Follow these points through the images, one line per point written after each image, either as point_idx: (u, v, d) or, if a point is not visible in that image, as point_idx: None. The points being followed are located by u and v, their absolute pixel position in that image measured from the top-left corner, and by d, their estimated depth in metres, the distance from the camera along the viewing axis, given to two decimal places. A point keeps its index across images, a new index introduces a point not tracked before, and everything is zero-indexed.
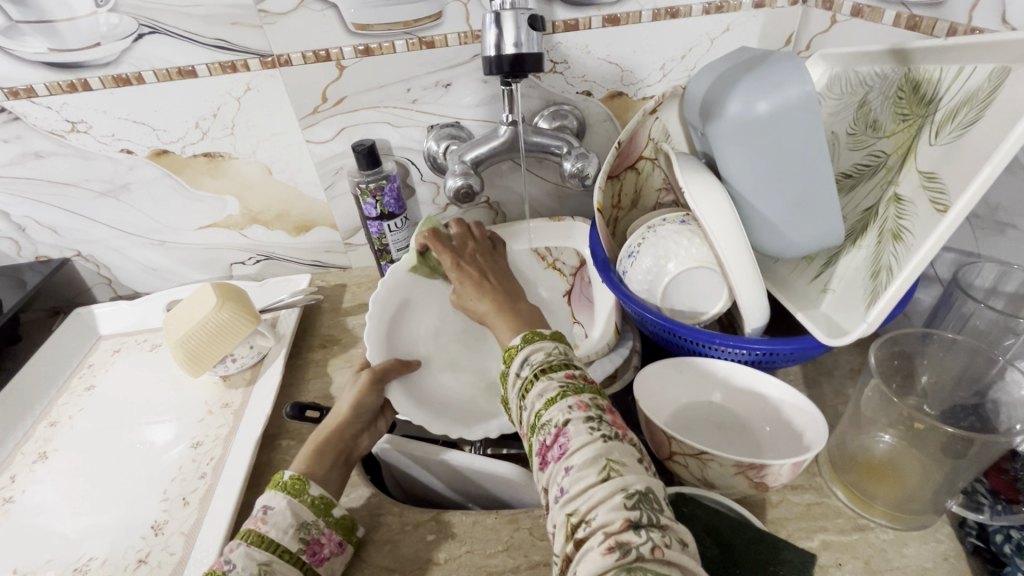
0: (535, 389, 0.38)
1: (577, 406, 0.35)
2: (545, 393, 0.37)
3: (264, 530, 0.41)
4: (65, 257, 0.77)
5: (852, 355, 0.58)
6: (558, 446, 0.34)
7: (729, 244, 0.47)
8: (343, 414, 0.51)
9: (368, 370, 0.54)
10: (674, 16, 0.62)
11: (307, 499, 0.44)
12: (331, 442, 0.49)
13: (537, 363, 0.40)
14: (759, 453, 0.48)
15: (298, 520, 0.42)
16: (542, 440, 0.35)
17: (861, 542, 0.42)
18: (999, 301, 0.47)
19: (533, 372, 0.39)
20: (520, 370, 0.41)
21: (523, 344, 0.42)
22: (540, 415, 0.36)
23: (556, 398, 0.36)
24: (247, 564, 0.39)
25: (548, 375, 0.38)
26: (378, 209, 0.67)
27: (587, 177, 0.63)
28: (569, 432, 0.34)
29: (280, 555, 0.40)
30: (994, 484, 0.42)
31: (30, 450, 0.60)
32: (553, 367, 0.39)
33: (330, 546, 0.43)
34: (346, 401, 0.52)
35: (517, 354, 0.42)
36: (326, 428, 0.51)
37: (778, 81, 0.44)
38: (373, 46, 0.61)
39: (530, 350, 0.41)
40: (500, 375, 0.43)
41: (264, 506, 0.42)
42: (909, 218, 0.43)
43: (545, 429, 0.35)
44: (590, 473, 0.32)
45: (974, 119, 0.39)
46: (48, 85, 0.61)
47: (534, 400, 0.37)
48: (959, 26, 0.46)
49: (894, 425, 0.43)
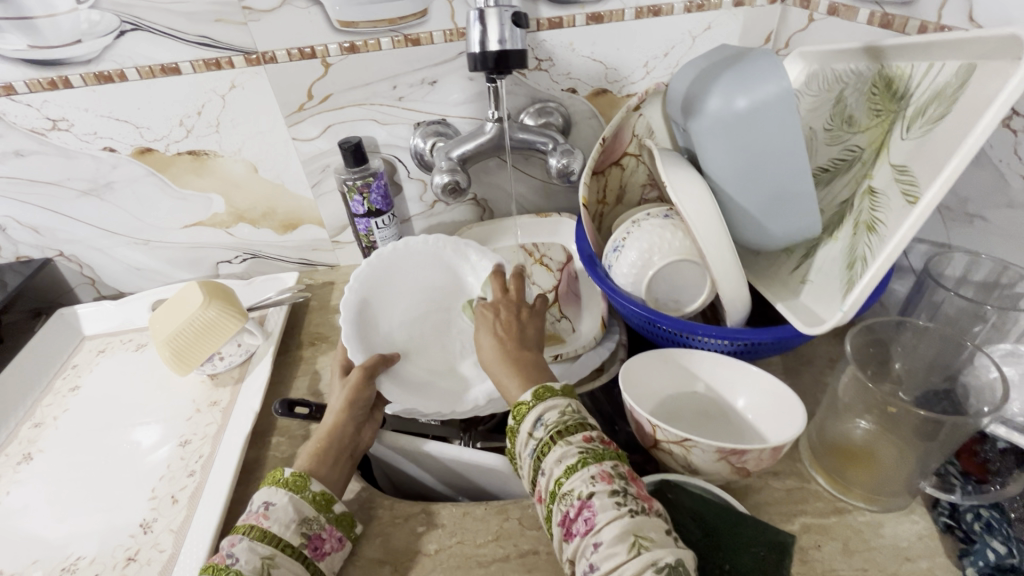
0: (551, 454, 0.38)
1: (601, 478, 0.36)
2: (564, 459, 0.37)
3: (266, 526, 0.41)
4: (47, 256, 0.76)
5: (831, 344, 0.60)
6: (583, 521, 0.35)
7: (710, 238, 0.48)
8: (340, 414, 0.51)
9: (358, 368, 0.52)
10: (656, 14, 0.63)
11: (309, 495, 0.44)
12: (330, 440, 0.49)
13: (551, 423, 0.40)
14: (741, 438, 0.50)
15: (300, 515, 0.43)
16: (564, 511, 0.36)
17: (840, 524, 0.43)
18: (969, 290, 0.49)
19: (549, 435, 0.39)
20: (532, 429, 0.40)
21: (533, 400, 0.42)
22: (560, 483, 0.36)
23: (578, 467, 0.36)
24: (251, 558, 0.39)
25: (565, 441, 0.38)
26: (365, 206, 0.67)
27: (573, 174, 0.64)
28: (595, 505, 0.35)
29: (284, 550, 0.41)
30: (965, 466, 0.43)
31: (15, 452, 0.59)
32: (569, 429, 0.39)
33: (332, 542, 0.44)
34: (340, 398, 0.52)
35: (528, 412, 0.41)
36: (324, 427, 0.50)
37: (760, 77, 0.45)
38: (358, 43, 0.61)
39: (543, 410, 0.41)
40: (509, 431, 0.43)
41: (265, 502, 0.43)
42: (883, 209, 0.45)
43: (567, 500, 0.36)
44: (621, 549, 0.33)
45: (942, 113, 0.41)
46: (28, 82, 0.60)
47: (553, 466, 0.37)
48: (929, 24, 0.48)
49: (870, 411, 0.44)
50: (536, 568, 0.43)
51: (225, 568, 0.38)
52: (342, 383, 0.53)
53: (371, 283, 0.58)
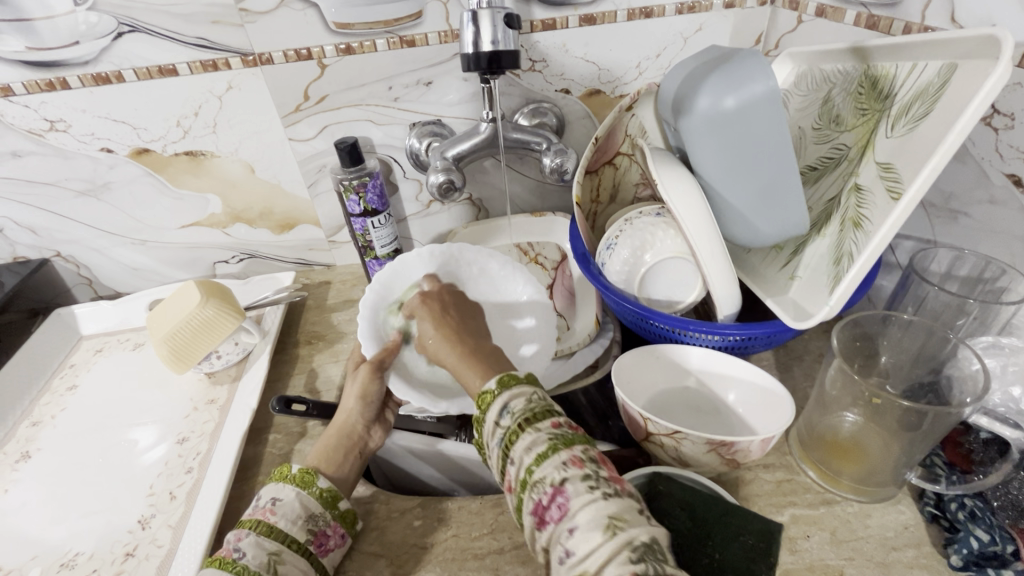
0: (521, 442, 0.37)
1: (573, 463, 0.35)
2: (534, 447, 0.36)
3: (273, 521, 0.42)
4: (44, 257, 0.77)
5: (820, 340, 0.61)
6: (557, 507, 0.33)
7: (701, 235, 0.49)
8: (350, 412, 0.52)
9: (366, 363, 0.53)
10: (648, 16, 0.64)
11: (315, 491, 0.45)
12: (340, 439, 0.50)
13: (518, 412, 0.38)
14: (732, 432, 0.51)
15: (307, 511, 0.43)
16: (537, 500, 0.34)
17: (828, 515, 0.44)
18: (954, 285, 0.50)
19: (516, 423, 0.38)
20: (498, 418, 0.39)
21: (498, 389, 0.40)
22: (532, 471, 0.35)
23: (549, 454, 0.35)
24: (257, 553, 0.39)
25: (534, 427, 0.37)
26: (361, 205, 0.68)
27: (566, 173, 0.64)
28: (568, 491, 0.33)
29: (290, 546, 0.41)
30: (951, 456, 0.45)
31: (13, 450, 0.60)
32: (537, 416, 0.38)
33: (335, 539, 0.44)
34: (353, 392, 0.52)
35: (493, 401, 0.40)
36: (335, 424, 0.51)
37: (746, 76, 0.46)
38: (354, 44, 0.62)
39: (506, 396, 0.39)
40: (476, 422, 0.41)
41: (272, 498, 0.43)
42: (868, 206, 0.46)
43: (540, 488, 0.34)
44: (595, 533, 0.31)
45: (926, 112, 0.42)
46: (26, 84, 0.61)
47: (522, 455, 0.36)
48: (913, 24, 0.49)
49: (856, 403, 0.45)
50: (530, 559, 0.44)
51: (233, 561, 0.39)
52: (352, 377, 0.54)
53: (390, 285, 0.55)
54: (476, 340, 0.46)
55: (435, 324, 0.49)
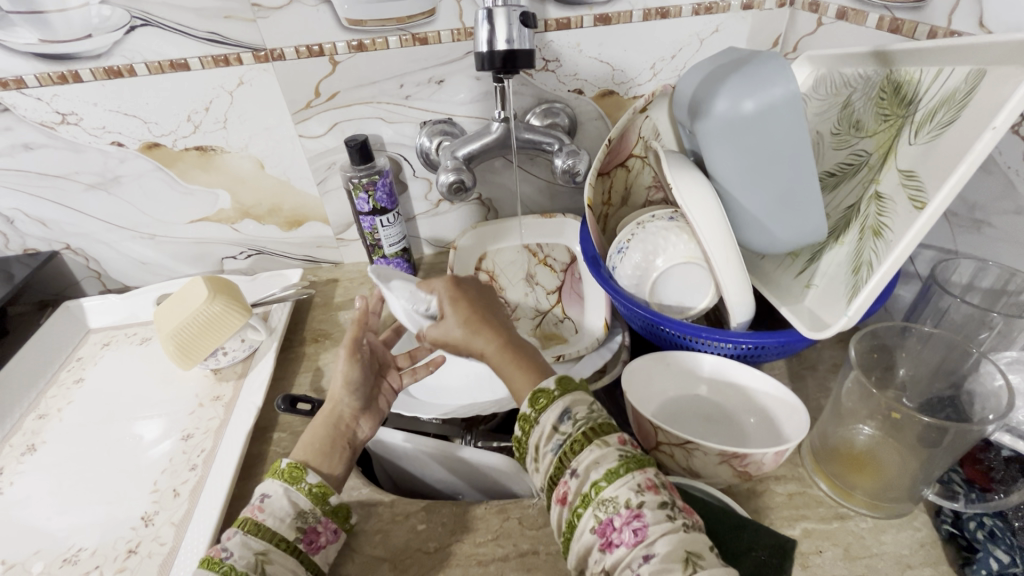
0: (588, 455, 0.36)
1: (648, 488, 0.34)
2: (602, 462, 0.36)
3: (260, 519, 0.41)
4: (54, 250, 0.77)
5: (835, 350, 0.60)
6: (631, 531, 0.33)
7: (716, 241, 0.48)
8: (335, 400, 0.51)
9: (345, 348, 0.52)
10: (664, 16, 0.63)
11: (305, 487, 0.44)
12: (327, 427, 0.49)
13: (580, 420, 0.38)
14: (743, 443, 0.50)
15: (296, 509, 0.43)
16: (607, 518, 0.34)
17: (841, 530, 0.43)
18: (975, 297, 0.48)
19: (580, 432, 0.37)
20: (559, 424, 0.38)
21: (558, 391, 0.40)
22: (600, 488, 0.35)
23: (621, 473, 0.35)
24: (244, 553, 0.39)
25: (602, 441, 0.37)
26: (370, 204, 0.67)
27: (578, 174, 0.63)
28: (646, 517, 0.33)
29: (279, 545, 0.41)
30: (969, 473, 0.43)
31: (18, 443, 0.60)
32: (604, 428, 0.37)
33: (326, 535, 0.43)
34: (342, 378, 0.51)
35: (551, 403, 0.40)
36: (325, 411, 0.50)
37: (765, 79, 0.45)
38: (366, 41, 0.61)
39: (571, 405, 0.39)
40: (523, 419, 0.40)
41: (262, 495, 0.43)
42: (889, 215, 0.45)
43: (610, 507, 0.34)
44: (674, 566, 0.31)
45: (951, 119, 0.40)
46: (38, 76, 0.61)
47: (589, 468, 0.36)
48: (939, 29, 0.47)
49: (873, 416, 0.44)
50: (535, 568, 0.43)
51: (220, 562, 0.38)
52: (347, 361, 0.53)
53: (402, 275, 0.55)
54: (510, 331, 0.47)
55: (457, 312, 0.47)
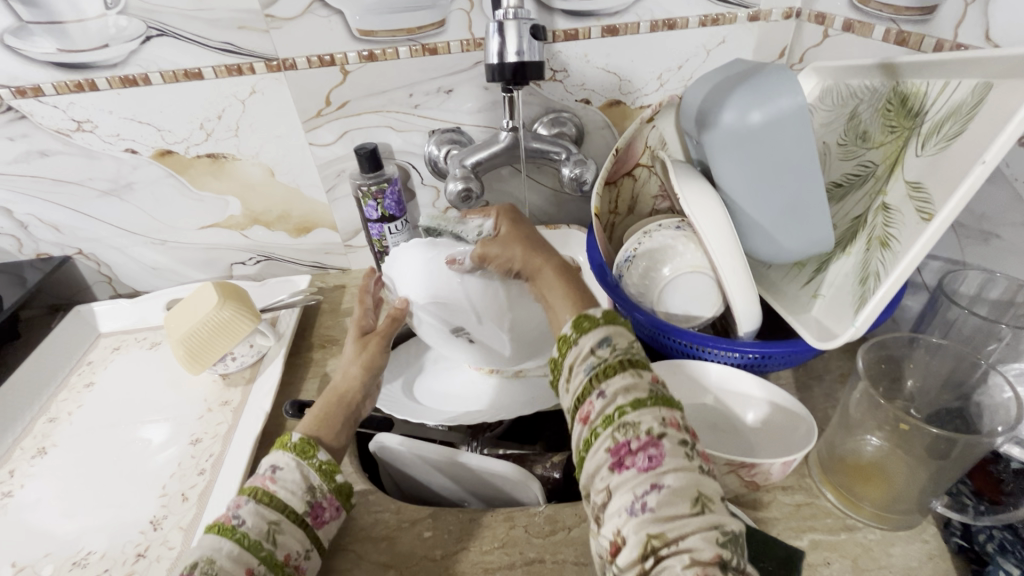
0: (617, 380, 0.35)
1: (671, 423, 0.33)
2: (631, 390, 0.35)
3: (273, 489, 0.41)
4: (66, 255, 0.78)
5: (842, 360, 0.60)
6: (645, 457, 0.32)
7: (724, 251, 0.49)
8: (354, 379, 0.52)
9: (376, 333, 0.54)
10: (671, 28, 0.64)
11: (316, 462, 0.44)
12: (341, 405, 0.50)
13: (620, 349, 0.37)
14: (750, 453, 0.49)
15: (306, 483, 0.42)
16: (623, 440, 0.33)
17: (849, 541, 0.43)
18: (983, 308, 0.48)
19: (617, 359, 0.36)
20: (596, 347, 0.38)
21: (603, 321, 0.39)
22: (624, 411, 0.34)
23: (648, 403, 0.34)
24: (257, 522, 0.39)
25: (635, 371, 0.36)
26: (379, 211, 0.68)
27: (585, 183, 0.64)
28: (664, 447, 0.32)
29: (288, 516, 0.40)
30: (978, 484, 0.44)
31: (29, 446, 0.60)
32: (640, 363, 0.36)
33: (331, 511, 0.43)
34: (359, 364, 0.52)
35: (596, 330, 0.38)
36: (335, 392, 0.50)
37: (771, 91, 0.45)
38: (377, 51, 0.62)
39: (613, 332, 0.38)
40: (561, 339, 0.40)
41: (272, 466, 0.42)
42: (896, 226, 0.45)
43: (630, 431, 0.33)
44: (682, 502, 0.30)
45: (958, 131, 0.41)
46: (55, 85, 0.62)
47: (617, 392, 0.35)
48: (945, 41, 0.48)
49: (881, 427, 0.45)
50: None
51: (231, 529, 0.38)
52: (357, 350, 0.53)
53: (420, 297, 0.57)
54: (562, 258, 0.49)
55: (512, 235, 0.50)
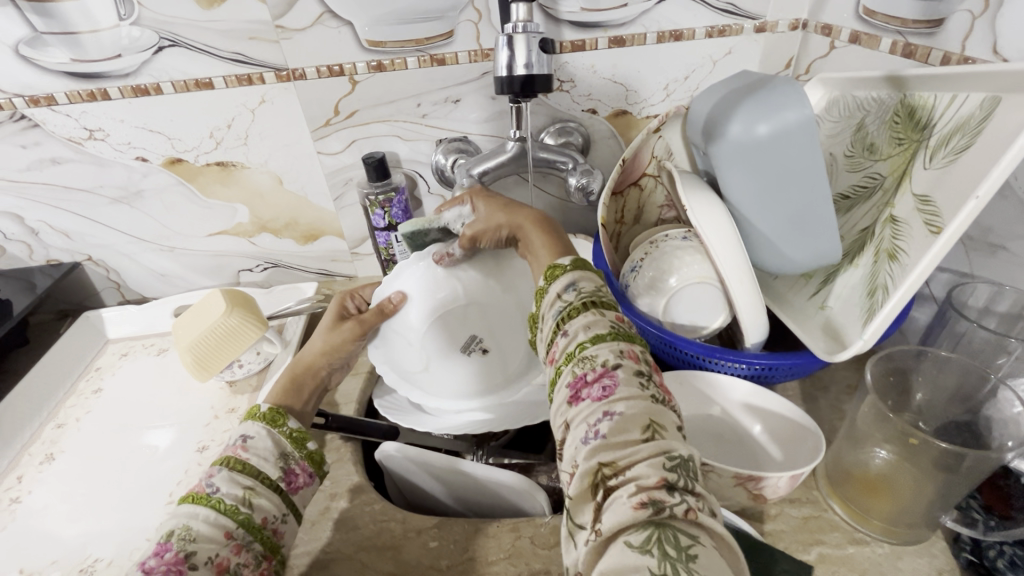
0: (579, 320, 0.36)
1: (628, 355, 0.34)
2: (593, 327, 0.35)
3: (244, 457, 0.41)
4: (76, 261, 0.79)
5: (849, 371, 0.59)
6: (599, 387, 0.32)
7: (731, 262, 0.49)
8: (319, 354, 0.55)
9: (354, 322, 0.57)
10: (677, 39, 0.64)
11: (285, 430, 0.44)
12: (307, 375, 0.53)
13: (585, 291, 0.38)
14: (757, 465, 0.49)
15: (279, 451, 0.43)
16: (580, 373, 0.33)
17: (857, 556, 0.43)
18: (992, 321, 0.48)
19: (581, 301, 0.37)
20: (563, 293, 0.39)
21: (570, 267, 0.40)
22: (583, 347, 0.34)
23: (607, 337, 0.34)
24: (232, 489, 0.38)
25: (597, 310, 0.36)
26: (386, 219, 0.69)
27: (592, 193, 0.64)
28: (618, 377, 0.32)
29: (263, 481, 0.40)
30: (988, 499, 0.43)
31: (37, 452, 0.61)
32: (604, 303, 0.37)
33: (304, 477, 0.43)
34: (325, 342, 0.56)
35: (562, 276, 0.40)
36: (301, 362, 0.54)
37: (778, 103, 0.46)
38: (386, 61, 0.63)
39: (579, 277, 0.39)
40: (536, 292, 0.41)
41: (242, 436, 0.42)
42: (904, 239, 0.45)
43: (587, 364, 0.34)
44: (633, 429, 0.30)
45: (966, 144, 0.41)
46: (68, 94, 0.63)
47: (578, 330, 0.35)
48: (953, 54, 0.48)
49: (889, 440, 0.44)
50: None
51: (206, 496, 0.37)
52: (331, 328, 0.57)
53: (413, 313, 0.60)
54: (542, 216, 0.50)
55: (490, 205, 0.52)
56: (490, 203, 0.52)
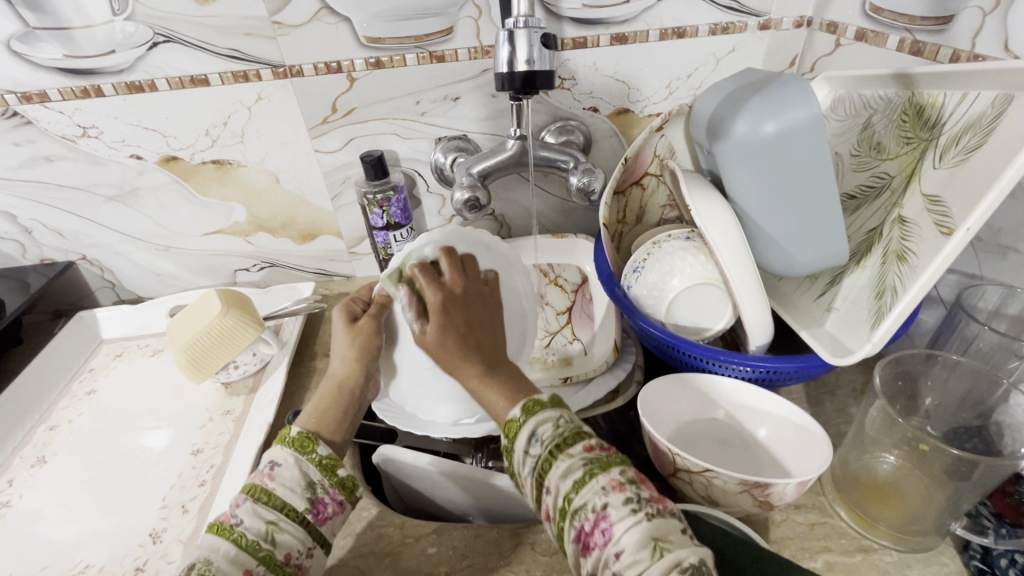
0: (555, 470, 0.35)
1: (611, 486, 0.33)
2: (569, 473, 0.34)
3: (270, 487, 0.39)
4: (70, 260, 0.77)
5: (854, 374, 0.58)
6: (600, 532, 0.32)
7: (736, 263, 0.48)
8: (349, 367, 0.48)
9: (370, 317, 0.49)
10: (680, 36, 0.63)
11: (315, 458, 0.42)
12: (343, 395, 0.47)
13: (548, 438, 0.36)
14: (761, 471, 0.49)
15: (306, 479, 0.41)
16: (579, 527, 0.33)
17: (865, 564, 0.42)
18: (1002, 324, 0.47)
19: (547, 450, 0.36)
20: (529, 446, 0.37)
21: (525, 416, 0.38)
22: (569, 499, 0.33)
23: (585, 479, 0.34)
24: (255, 522, 0.38)
25: (566, 453, 0.35)
26: (384, 219, 0.67)
27: (594, 192, 0.63)
28: (611, 515, 0.32)
29: (288, 514, 0.39)
30: (998, 506, 0.42)
31: (29, 454, 0.59)
32: (569, 441, 0.36)
33: (333, 507, 0.41)
34: (354, 348, 0.48)
35: (520, 429, 0.38)
36: (337, 377, 0.48)
37: (785, 102, 0.45)
38: (385, 58, 0.62)
39: (536, 424, 0.37)
40: (503, 451, 0.39)
41: (271, 462, 0.41)
42: (914, 239, 0.44)
43: (579, 515, 0.33)
44: (642, 555, 0.30)
45: (978, 143, 0.40)
46: (61, 90, 0.62)
47: (558, 483, 0.34)
48: (962, 52, 0.47)
49: (897, 446, 0.43)
50: None
51: (230, 529, 0.37)
52: (350, 330, 0.49)
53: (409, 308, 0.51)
54: (496, 362, 0.43)
55: (441, 335, 0.43)
56: (441, 335, 0.43)
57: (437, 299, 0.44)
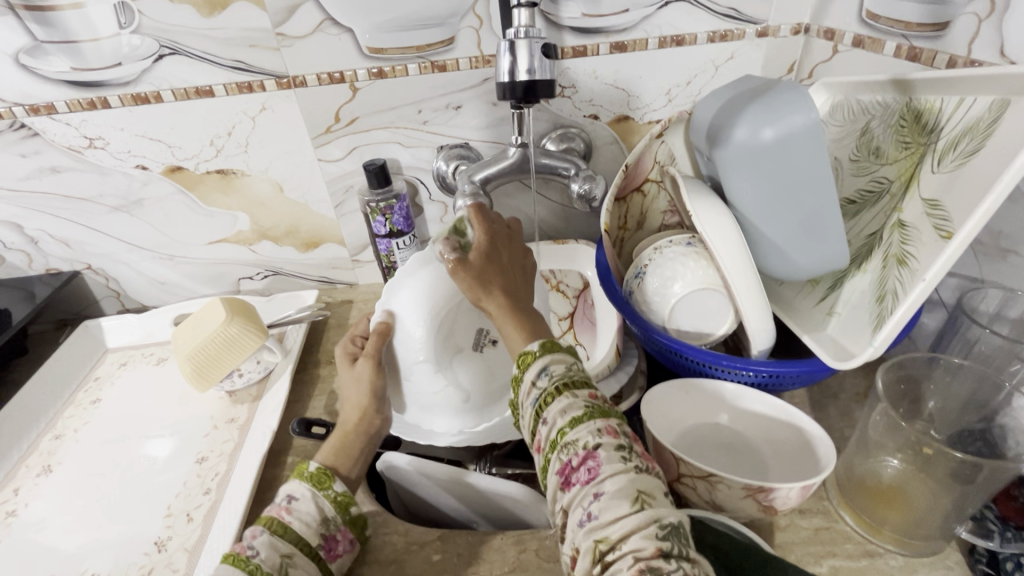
0: (555, 405, 0.36)
1: (607, 432, 0.34)
2: (568, 411, 0.35)
3: (287, 520, 0.40)
4: (75, 269, 0.78)
5: (858, 378, 0.58)
6: (586, 471, 0.33)
7: (738, 269, 0.48)
8: (358, 406, 0.49)
9: (365, 358, 0.49)
10: (679, 44, 0.64)
11: (330, 494, 0.43)
12: (359, 434, 0.48)
13: (557, 375, 0.37)
14: (764, 474, 0.49)
15: (321, 515, 0.42)
16: (565, 460, 0.34)
17: (870, 568, 0.42)
18: (1004, 326, 0.47)
19: (554, 385, 0.36)
20: (536, 379, 0.38)
21: (541, 351, 0.39)
22: (564, 433, 0.34)
23: (584, 419, 0.34)
24: (271, 554, 0.38)
25: (571, 392, 0.36)
26: (387, 227, 0.68)
27: (595, 200, 0.63)
28: (600, 457, 0.33)
29: (302, 549, 0.40)
30: (1004, 510, 0.41)
31: (35, 463, 0.60)
32: (576, 383, 0.37)
33: (344, 544, 0.42)
34: (360, 390, 0.49)
35: (533, 362, 0.38)
36: (351, 418, 0.48)
37: (784, 109, 0.45)
38: (386, 69, 0.63)
39: (549, 359, 0.38)
40: (511, 379, 0.40)
41: (288, 496, 0.42)
42: (913, 243, 0.44)
43: (569, 449, 0.34)
44: (623, 503, 0.31)
45: (976, 147, 0.40)
46: (68, 102, 0.63)
47: (556, 416, 0.35)
48: (959, 57, 0.47)
49: (902, 449, 0.43)
50: None
51: (246, 560, 0.37)
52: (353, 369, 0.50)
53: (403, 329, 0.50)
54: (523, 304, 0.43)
55: (488, 265, 0.43)
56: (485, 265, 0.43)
57: (483, 234, 0.44)
